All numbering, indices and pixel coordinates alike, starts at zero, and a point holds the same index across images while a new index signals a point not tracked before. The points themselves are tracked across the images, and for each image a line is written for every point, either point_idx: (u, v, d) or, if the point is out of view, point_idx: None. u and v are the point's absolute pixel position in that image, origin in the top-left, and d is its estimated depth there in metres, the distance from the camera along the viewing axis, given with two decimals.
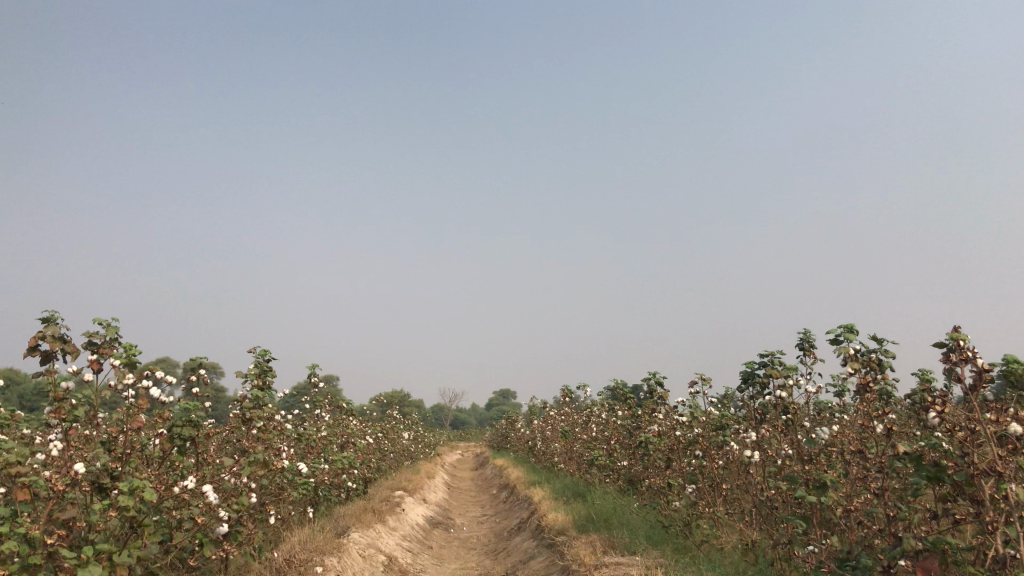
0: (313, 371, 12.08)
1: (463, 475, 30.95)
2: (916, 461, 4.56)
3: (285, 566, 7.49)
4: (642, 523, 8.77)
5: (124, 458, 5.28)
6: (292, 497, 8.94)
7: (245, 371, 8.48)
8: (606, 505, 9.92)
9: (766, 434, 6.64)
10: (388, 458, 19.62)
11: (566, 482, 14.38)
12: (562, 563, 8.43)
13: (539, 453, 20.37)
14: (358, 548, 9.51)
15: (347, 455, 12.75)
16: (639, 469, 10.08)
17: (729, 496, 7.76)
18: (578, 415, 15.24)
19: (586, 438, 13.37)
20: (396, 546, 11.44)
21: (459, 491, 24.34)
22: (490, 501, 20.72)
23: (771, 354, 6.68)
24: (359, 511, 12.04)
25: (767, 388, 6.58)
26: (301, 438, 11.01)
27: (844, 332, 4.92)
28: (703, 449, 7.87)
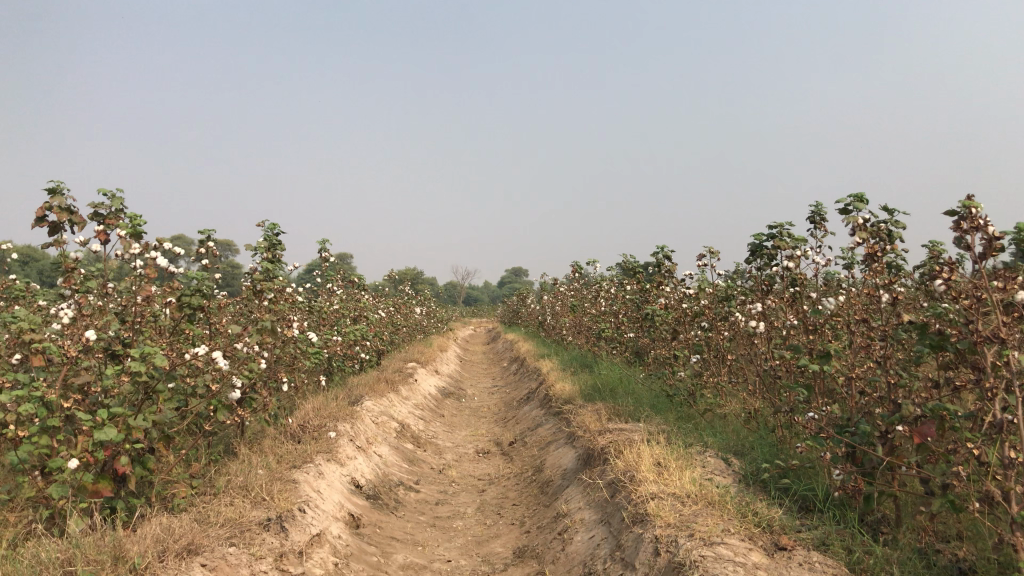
0: (323, 245, 12.12)
1: (475, 348, 31.51)
2: (920, 329, 4.56)
3: (298, 431, 7.71)
4: (647, 393, 8.93)
5: (134, 326, 5.35)
6: (305, 366, 9.13)
7: (255, 244, 8.50)
8: (613, 376, 10.09)
9: (772, 306, 6.65)
10: (401, 331, 19.94)
11: (574, 353, 14.60)
12: (569, 430, 8.66)
13: (549, 326, 20.64)
14: (371, 415, 9.78)
15: (359, 327, 12.95)
16: (646, 340, 10.19)
17: (733, 366, 7.85)
18: (587, 289, 15.33)
19: (595, 311, 13.46)
20: (408, 414, 11.76)
21: (471, 363, 24.83)
22: (501, 373, 21.16)
23: (780, 226, 6.61)
24: (372, 381, 12.32)
25: (775, 260, 6.54)
26: (313, 310, 11.15)
27: (854, 201, 4.84)
28: (709, 321, 7.91)
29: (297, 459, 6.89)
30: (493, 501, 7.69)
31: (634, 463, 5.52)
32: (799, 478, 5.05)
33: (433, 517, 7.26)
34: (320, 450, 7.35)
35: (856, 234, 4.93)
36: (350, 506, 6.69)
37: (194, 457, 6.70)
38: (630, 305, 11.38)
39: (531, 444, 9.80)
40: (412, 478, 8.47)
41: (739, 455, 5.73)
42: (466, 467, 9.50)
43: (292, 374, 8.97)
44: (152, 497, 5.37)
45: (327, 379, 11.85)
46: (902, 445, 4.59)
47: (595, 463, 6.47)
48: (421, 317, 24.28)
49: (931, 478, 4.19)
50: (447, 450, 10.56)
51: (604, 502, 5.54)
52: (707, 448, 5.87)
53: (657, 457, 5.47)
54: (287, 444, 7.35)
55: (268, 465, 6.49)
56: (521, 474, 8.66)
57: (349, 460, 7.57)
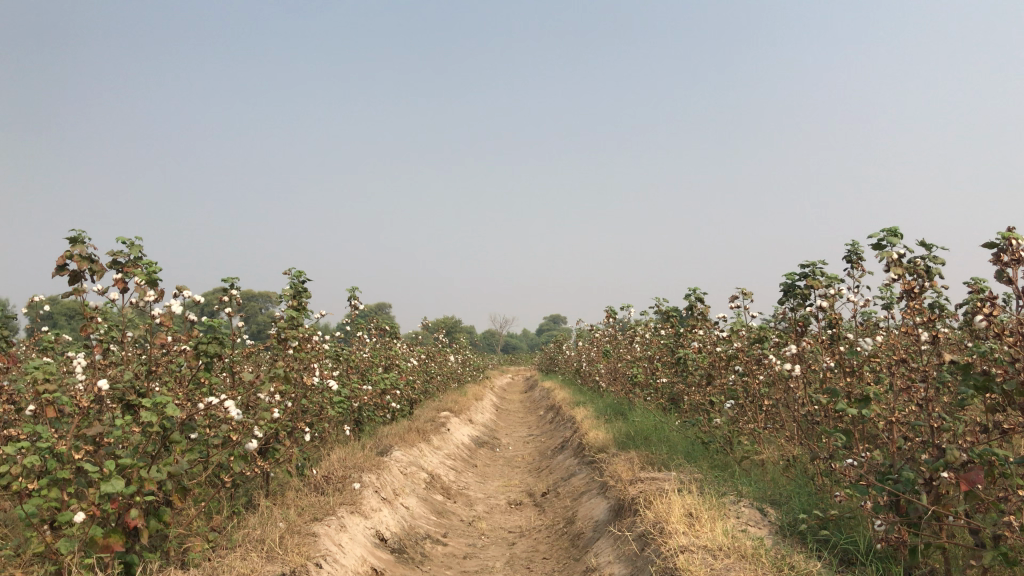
0: (353, 293, 12.07)
1: (512, 397, 31.21)
2: (962, 369, 4.30)
3: (322, 482, 7.56)
4: (682, 441, 8.64)
5: (149, 375, 5.29)
6: (332, 415, 9.01)
7: (281, 292, 8.45)
8: (647, 423, 9.80)
9: (807, 348, 6.40)
10: (436, 380, 19.77)
11: (610, 401, 14.30)
12: (601, 479, 8.39)
13: (585, 373, 20.31)
14: (400, 466, 9.59)
15: (390, 376, 12.82)
16: (680, 386, 9.91)
17: (770, 411, 7.55)
18: (621, 335, 15.07)
19: (629, 357, 13.18)
20: (439, 464, 11.54)
21: (507, 412, 24.54)
22: (538, 421, 20.83)
23: (813, 265, 6.38)
24: (403, 430, 12.15)
25: (809, 300, 6.30)
26: (343, 359, 11.06)
27: (888, 236, 4.62)
28: (743, 365, 7.63)
29: (319, 512, 6.73)
30: (522, 555, 7.44)
31: (664, 514, 5.27)
32: (839, 529, 4.76)
33: (459, 571, 7.01)
34: (344, 502, 7.18)
35: (892, 270, 4.70)
36: (373, 561, 6.49)
37: (215, 510, 6.58)
38: (664, 350, 11.11)
39: (564, 494, 9.52)
40: (439, 531, 8.24)
41: (775, 505, 5.44)
42: (497, 518, 9.24)
43: (319, 424, 8.85)
44: (166, 552, 5.24)
45: (358, 428, 11.71)
46: (948, 493, 4.30)
47: (625, 514, 6.21)
48: (456, 366, 24.11)
49: (981, 529, 3.90)
50: (478, 501, 10.31)
51: (634, 556, 5.28)
52: (742, 497, 5.60)
53: (689, 507, 5.22)
54: (311, 496, 7.19)
55: (288, 517, 6.33)
56: (552, 526, 8.38)
57: (374, 512, 7.39)
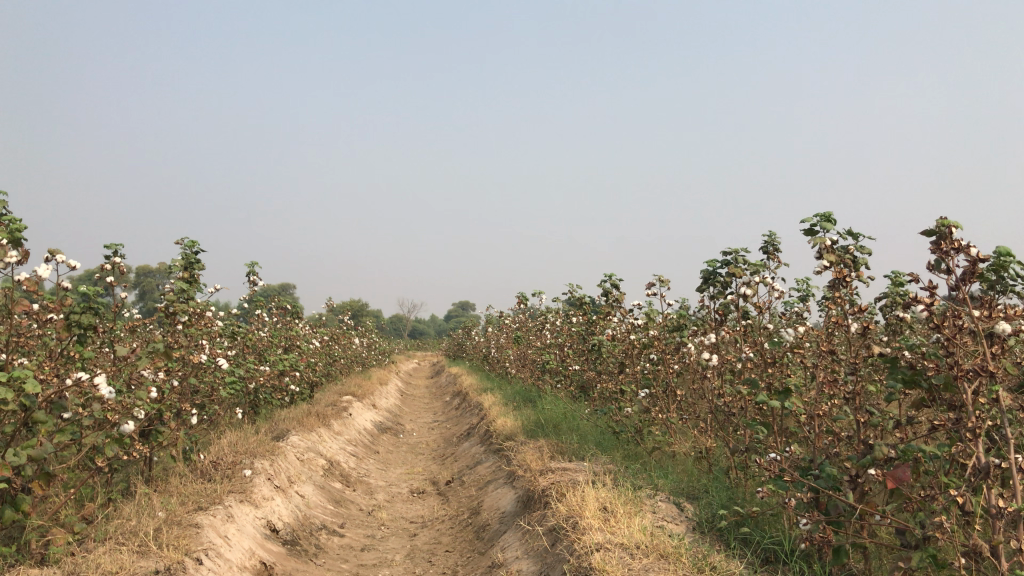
0: (253, 269, 11.44)
1: (417, 382, 30.71)
2: (890, 362, 4.12)
3: (210, 468, 7.01)
4: (592, 430, 8.40)
5: (9, 346, 4.72)
6: (224, 396, 8.42)
7: (171, 263, 7.84)
8: (556, 411, 9.56)
9: (726, 338, 6.21)
10: (339, 363, 19.15)
11: (518, 388, 14.01)
12: (509, 468, 8.08)
13: (493, 359, 19.97)
14: (296, 451, 9.07)
15: (289, 357, 12.23)
16: (591, 374, 9.68)
17: (684, 401, 7.37)
18: (531, 321, 14.77)
19: (539, 344, 12.92)
20: (339, 450, 11.05)
21: (412, 398, 24.05)
22: (443, 408, 20.44)
23: (735, 252, 6.19)
24: (302, 415, 11.59)
25: (730, 289, 6.10)
26: (239, 337, 10.44)
27: (820, 221, 4.42)
28: (658, 353, 7.42)
29: (205, 500, 6.20)
30: (424, 547, 7.06)
31: (578, 507, 4.98)
32: (759, 526, 4.55)
33: (355, 564, 6.59)
34: (233, 491, 6.66)
35: (823, 257, 4.51)
36: (262, 554, 6.00)
37: (87, 497, 5.99)
38: (575, 338, 10.87)
39: (469, 483, 9.18)
40: (336, 521, 7.78)
41: (692, 499, 5.22)
42: (398, 508, 8.83)
43: (209, 406, 8.26)
44: (24, 546, 4.68)
45: (253, 411, 11.10)
46: (872, 490, 4.13)
47: (535, 506, 5.91)
48: (361, 348, 23.47)
49: (909, 528, 3.72)
50: (378, 489, 9.89)
51: (544, 552, 4.99)
52: (658, 490, 5.36)
53: (603, 501, 4.94)
54: (196, 483, 6.64)
55: (168, 507, 5.79)
56: (457, 516, 8.04)
57: (265, 501, 6.89)
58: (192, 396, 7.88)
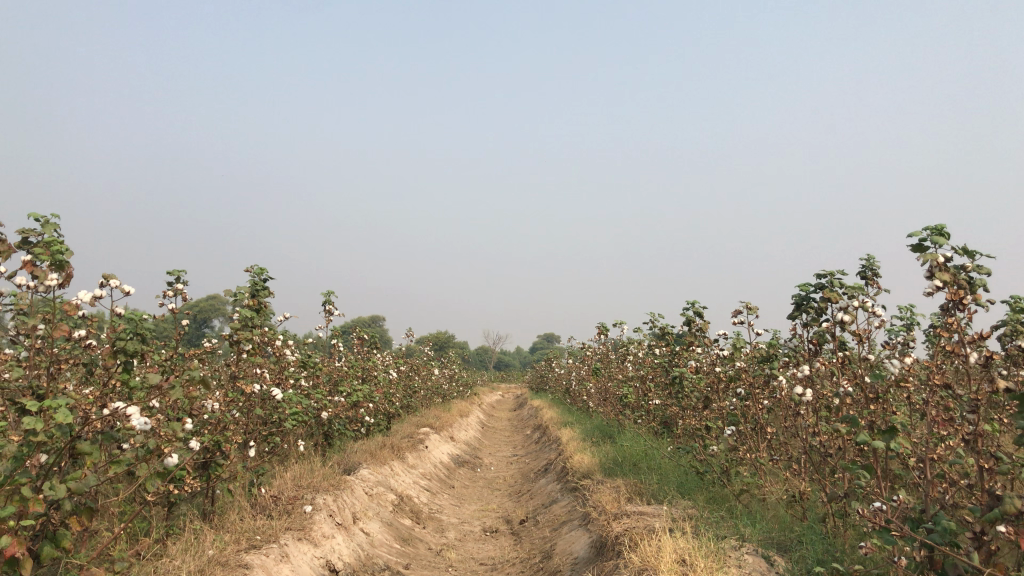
0: (327, 297, 11.26)
1: (499, 415, 30.30)
2: (1021, 399, 3.50)
3: (271, 502, 6.77)
4: (674, 469, 7.82)
5: (49, 374, 4.53)
6: (290, 428, 8.19)
7: (237, 290, 7.66)
8: (637, 448, 8.99)
9: (821, 370, 5.60)
10: (418, 394, 18.90)
11: (599, 422, 13.45)
12: (584, 509, 7.58)
13: (575, 392, 19.41)
14: (364, 486, 8.77)
15: (364, 388, 12.01)
16: (674, 409, 9.10)
17: (775, 440, 6.75)
18: (612, 352, 14.21)
19: (621, 377, 12.35)
20: (412, 484, 10.71)
21: (493, 430, 23.65)
22: (524, 441, 19.96)
23: (830, 275, 5.60)
24: (375, 447, 11.33)
25: (825, 315, 5.51)
26: (311, 367, 10.25)
27: (930, 234, 3.85)
28: (746, 387, 6.83)
29: (260, 538, 5.93)
30: None
31: (653, 559, 4.45)
32: None
33: None
34: (291, 528, 6.37)
35: (935, 277, 3.93)
36: None
37: (141, 532, 5.79)
38: (658, 370, 10.28)
39: (543, 523, 8.70)
40: (401, 562, 7.41)
41: (784, 552, 4.63)
42: (469, 547, 8.41)
43: (275, 438, 8.04)
44: None
45: (325, 442, 10.89)
46: (1002, 550, 3.50)
47: (607, 554, 5.40)
48: (442, 379, 23.20)
49: None
50: (450, 526, 9.50)
51: None
52: (744, 541, 4.79)
53: (681, 553, 4.40)
54: (254, 518, 6.37)
55: (218, 545, 5.54)
56: (528, 559, 7.57)
57: (325, 539, 6.57)
58: (255, 427, 7.66)
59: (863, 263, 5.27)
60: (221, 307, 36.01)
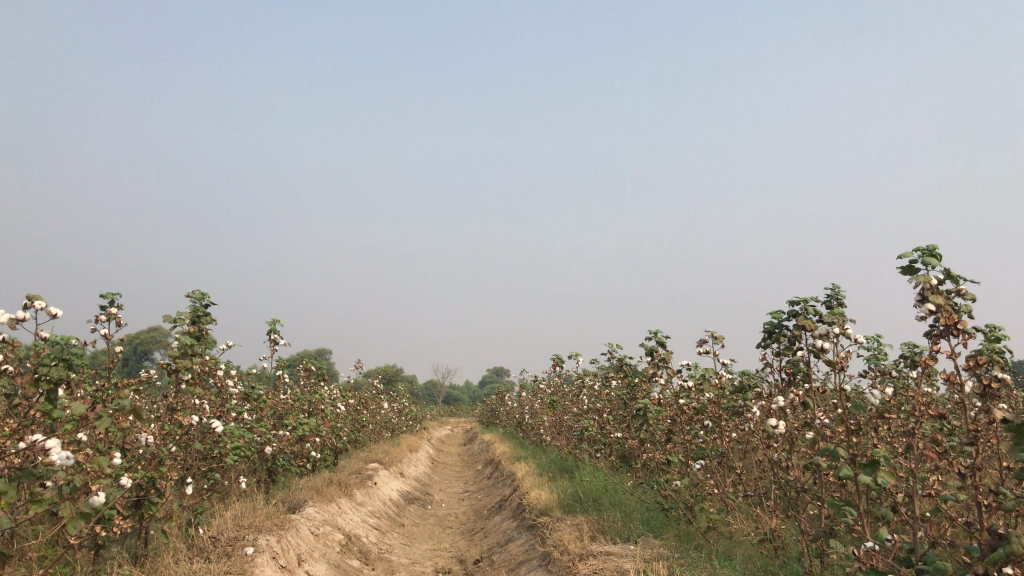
0: (273, 326, 10.77)
1: (448, 450, 29.71)
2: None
3: (209, 543, 6.27)
4: (637, 506, 7.51)
5: None
6: (231, 463, 7.70)
7: (176, 315, 7.19)
8: (596, 483, 8.68)
9: (795, 401, 5.36)
10: (366, 428, 18.33)
11: (553, 458, 13.10)
12: (543, 548, 7.23)
13: (527, 426, 19.06)
14: (309, 525, 8.29)
15: (310, 422, 11.51)
16: (633, 443, 8.83)
17: (743, 474, 6.50)
18: (567, 385, 13.91)
19: (577, 410, 12.06)
20: (360, 523, 10.23)
21: (442, 466, 23.12)
22: (475, 477, 19.52)
23: (804, 302, 5.38)
24: (322, 484, 10.84)
25: (799, 343, 5.28)
26: (255, 399, 9.75)
27: (923, 255, 3.65)
28: (712, 420, 6.58)
29: None
30: None
31: None
32: None
33: None
34: (230, 571, 5.89)
35: (928, 300, 3.72)
36: None
37: None
38: (616, 403, 10.01)
39: (499, 564, 8.30)
40: None
41: None
42: None
43: (215, 474, 7.55)
44: None
45: (268, 479, 10.35)
46: None
47: None
48: (391, 413, 22.64)
49: None
50: (401, 567, 9.05)
51: None
52: None
53: None
54: (190, 561, 5.88)
55: None
56: None
57: None
58: (194, 462, 7.17)
59: (837, 289, 5.06)
60: (162, 339, 34.85)
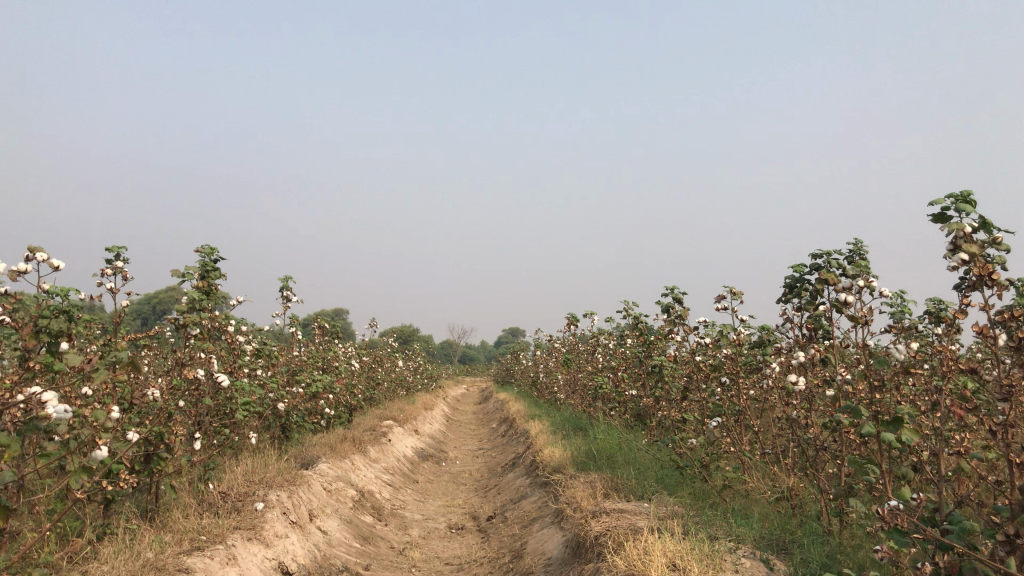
0: (285, 282, 10.67)
1: (463, 408, 29.77)
2: None
3: (220, 498, 6.23)
4: (651, 463, 7.42)
5: None
6: (242, 419, 7.66)
7: (185, 270, 7.10)
8: (611, 441, 8.60)
9: (816, 357, 5.19)
10: (381, 386, 18.33)
11: (567, 416, 13.02)
12: (556, 505, 7.16)
13: (542, 385, 19.00)
14: (322, 480, 8.25)
15: (324, 379, 11.47)
16: (648, 400, 8.71)
17: (760, 432, 6.38)
18: (582, 343, 13.79)
19: (592, 368, 11.94)
20: (373, 479, 10.21)
21: (457, 423, 23.18)
22: (490, 434, 19.55)
23: (827, 255, 5.19)
24: (335, 440, 10.83)
25: (821, 298, 5.10)
26: (267, 355, 9.70)
27: (956, 202, 3.46)
28: (729, 377, 6.44)
29: (206, 540, 5.40)
30: None
31: (640, 562, 4.02)
32: None
33: None
34: (240, 527, 5.85)
35: (960, 249, 3.55)
36: None
37: (74, 532, 5.26)
38: (631, 361, 9.88)
39: (512, 520, 8.25)
40: (361, 562, 6.92)
41: (782, 555, 4.23)
42: (434, 545, 7.96)
43: (226, 430, 7.51)
44: None
45: (282, 435, 10.34)
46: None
47: (585, 556, 4.97)
48: (406, 371, 22.66)
49: None
50: (414, 522, 9.03)
51: None
52: (737, 542, 4.39)
53: (672, 556, 3.98)
54: (200, 516, 5.85)
55: (156, 548, 5.03)
56: (497, 558, 7.13)
57: (278, 540, 6.06)
58: (204, 418, 7.12)
59: (858, 241, 4.88)
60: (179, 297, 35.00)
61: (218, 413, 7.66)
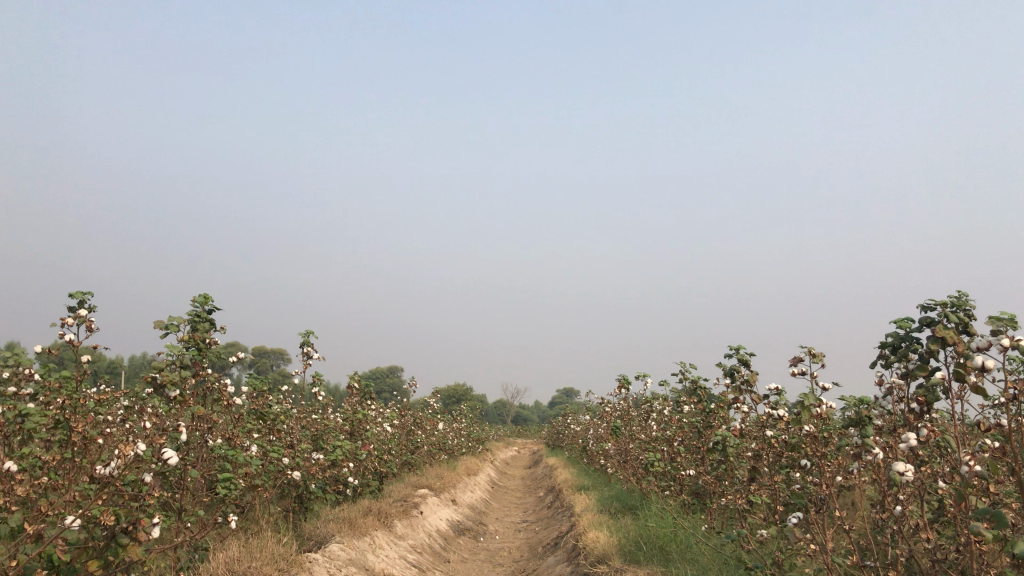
0: (306, 339, 9.71)
1: (510, 473, 28.36)
2: None
3: None
4: (713, 560, 6.17)
5: None
6: (233, 497, 6.64)
7: (170, 322, 6.17)
8: (663, 527, 7.38)
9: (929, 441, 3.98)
10: (420, 449, 17.23)
11: (616, 491, 11.74)
12: None
13: (592, 453, 17.66)
14: (327, 566, 7.13)
15: (348, 446, 10.47)
16: (708, 481, 7.47)
17: (849, 531, 5.12)
18: (634, 409, 12.52)
19: (644, 439, 10.71)
20: (396, 561, 9.09)
21: (503, 490, 21.88)
22: (536, 505, 18.21)
23: (940, 307, 4.01)
24: (357, 514, 9.75)
25: (936, 362, 3.91)
26: (279, 420, 8.73)
27: None
28: (808, 459, 5.23)
29: None
30: None
31: None
32: None
33: None
34: None
35: None
36: None
37: None
38: (688, 431, 8.67)
39: None
40: None
41: None
42: None
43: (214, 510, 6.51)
44: None
45: (297, 508, 9.33)
46: None
47: None
48: (449, 434, 21.51)
49: None
50: None
51: None
52: None
53: None
54: None
55: None
56: None
57: None
58: (187, 498, 6.13)
59: (966, 292, 3.81)
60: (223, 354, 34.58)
61: (210, 488, 6.67)
